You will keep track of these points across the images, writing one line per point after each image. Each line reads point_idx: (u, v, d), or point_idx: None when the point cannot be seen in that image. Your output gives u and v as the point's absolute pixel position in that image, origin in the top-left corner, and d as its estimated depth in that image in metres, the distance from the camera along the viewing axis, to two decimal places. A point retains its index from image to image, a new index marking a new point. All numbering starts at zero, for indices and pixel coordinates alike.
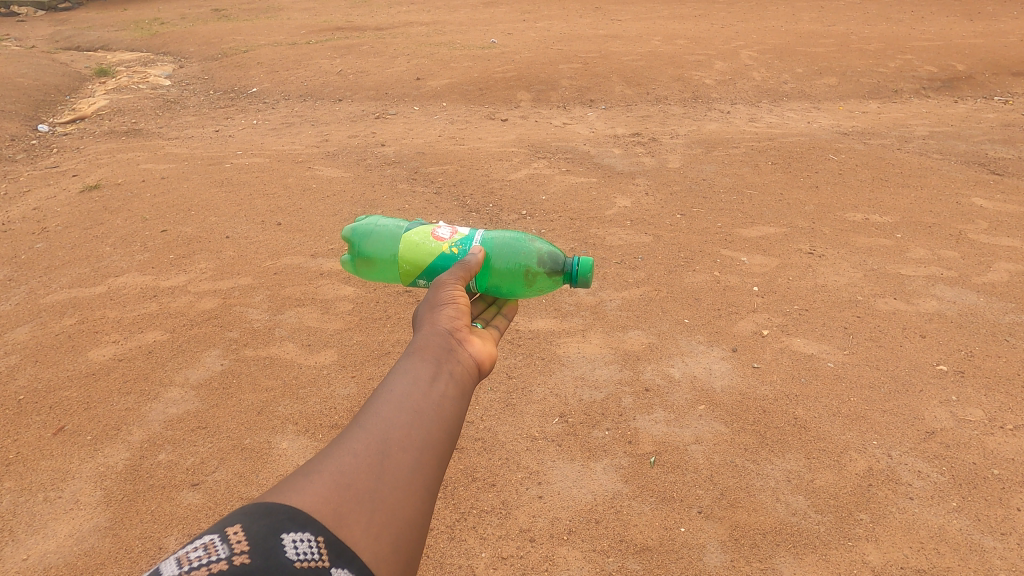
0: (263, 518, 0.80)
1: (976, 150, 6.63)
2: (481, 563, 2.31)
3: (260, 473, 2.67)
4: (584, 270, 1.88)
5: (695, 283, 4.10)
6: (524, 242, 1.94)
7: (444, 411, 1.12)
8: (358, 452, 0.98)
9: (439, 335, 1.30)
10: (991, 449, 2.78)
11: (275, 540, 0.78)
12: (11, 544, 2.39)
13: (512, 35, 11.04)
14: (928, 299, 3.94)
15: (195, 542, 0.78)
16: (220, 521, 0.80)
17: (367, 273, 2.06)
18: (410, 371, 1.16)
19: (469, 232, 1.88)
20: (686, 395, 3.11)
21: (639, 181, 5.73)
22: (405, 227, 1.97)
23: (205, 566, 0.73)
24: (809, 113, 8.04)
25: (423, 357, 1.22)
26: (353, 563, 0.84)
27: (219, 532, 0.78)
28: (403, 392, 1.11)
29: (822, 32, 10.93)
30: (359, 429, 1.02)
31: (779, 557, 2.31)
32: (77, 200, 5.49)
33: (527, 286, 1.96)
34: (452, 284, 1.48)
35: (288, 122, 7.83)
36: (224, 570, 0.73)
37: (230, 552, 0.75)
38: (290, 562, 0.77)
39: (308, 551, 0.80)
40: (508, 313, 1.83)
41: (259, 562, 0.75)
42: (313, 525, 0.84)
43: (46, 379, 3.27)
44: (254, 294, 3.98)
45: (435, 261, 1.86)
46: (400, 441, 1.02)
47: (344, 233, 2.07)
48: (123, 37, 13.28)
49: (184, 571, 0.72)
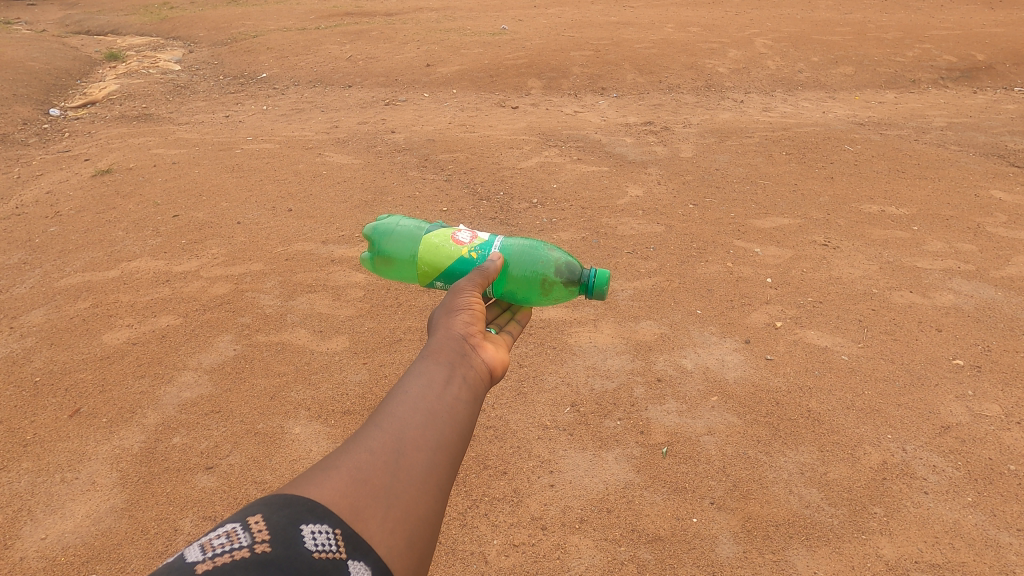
0: (283, 508, 0.80)
1: (996, 142, 6.50)
2: (493, 550, 2.31)
3: (273, 458, 2.69)
4: (600, 282, 1.85)
5: (708, 274, 4.07)
6: (542, 251, 1.90)
7: (457, 414, 1.11)
8: (374, 449, 0.97)
9: (453, 340, 1.29)
10: (1008, 445, 2.75)
11: (294, 531, 0.78)
12: (30, 523, 2.42)
13: (523, 22, 10.93)
14: (945, 293, 3.89)
15: (218, 529, 0.77)
16: (241, 510, 0.80)
17: (385, 271, 2.03)
18: (424, 373, 1.15)
19: (489, 238, 1.89)
20: (698, 386, 3.09)
21: (651, 170, 5.68)
22: (424, 228, 1.95)
23: (228, 553, 0.73)
24: (824, 103, 7.90)
25: (437, 360, 1.21)
26: (369, 556, 0.83)
27: (240, 520, 0.78)
28: (418, 393, 1.10)
29: (839, 20, 10.73)
30: (376, 427, 1.02)
31: (792, 549, 2.30)
32: (89, 184, 5.51)
33: (542, 295, 1.92)
34: (469, 292, 1.47)
35: (298, 108, 7.81)
36: (246, 558, 0.73)
37: (251, 540, 0.75)
38: (308, 553, 0.76)
39: (326, 543, 0.80)
40: (522, 320, 1.88)
41: (279, 551, 0.74)
42: (332, 518, 0.83)
43: (62, 361, 3.30)
44: (266, 280, 3.98)
45: (453, 264, 1.85)
46: (415, 440, 1.02)
47: (365, 230, 2.05)
48: (133, 22, 13.25)
49: (207, 557, 0.72)
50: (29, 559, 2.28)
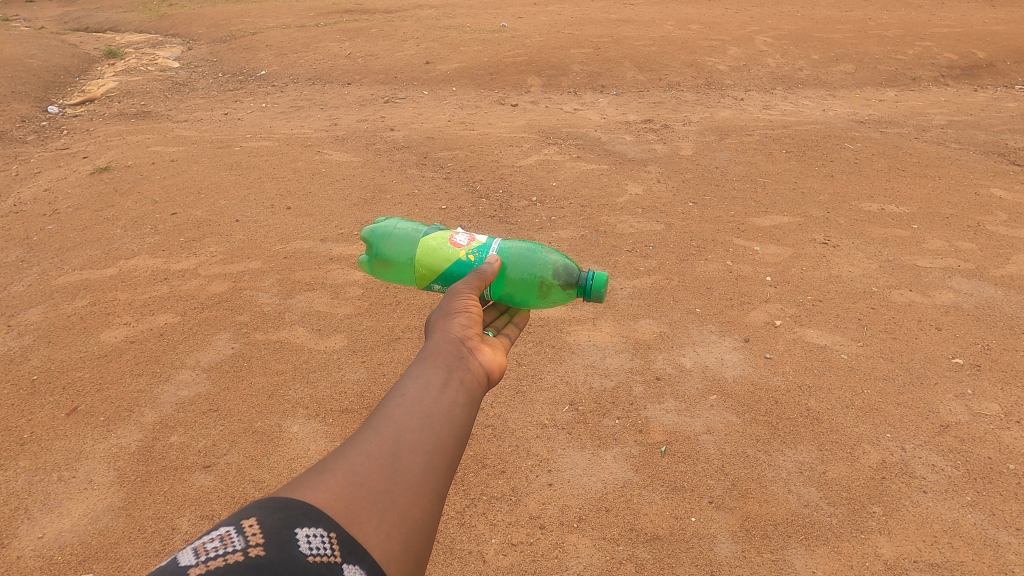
0: (278, 512, 0.79)
1: (996, 140, 6.49)
2: (491, 549, 2.31)
3: (271, 457, 2.68)
4: (598, 285, 1.84)
5: (707, 273, 4.06)
6: (540, 253, 1.89)
7: (455, 417, 1.10)
8: (370, 453, 0.97)
9: (450, 343, 1.28)
10: (1007, 444, 2.74)
11: (289, 535, 0.77)
12: (26, 522, 2.41)
13: (522, 19, 10.90)
14: (945, 291, 3.88)
15: (211, 533, 0.76)
16: (235, 514, 0.79)
17: (383, 273, 2.02)
18: (421, 377, 1.14)
19: (486, 241, 1.86)
20: (697, 385, 3.09)
21: (650, 168, 5.67)
22: (422, 231, 1.94)
23: (221, 557, 0.72)
24: (825, 101, 7.88)
25: (434, 363, 1.20)
26: (364, 560, 0.82)
27: (235, 524, 0.77)
28: (415, 396, 1.09)
29: (839, 18, 10.71)
30: (372, 431, 1.01)
31: (790, 548, 2.30)
32: (87, 182, 5.50)
33: (540, 298, 1.91)
34: (467, 294, 1.47)
35: (297, 105, 7.79)
36: (240, 562, 0.72)
37: (245, 544, 0.74)
38: (303, 556, 0.76)
39: (321, 547, 0.79)
40: (519, 323, 1.86)
41: (273, 555, 0.73)
42: (327, 521, 0.82)
43: (60, 359, 3.29)
44: (265, 278, 3.97)
45: (451, 267, 1.84)
46: (412, 444, 1.01)
47: (363, 233, 2.04)
48: (132, 19, 13.21)
49: (200, 561, 0.71)
50: (26, 558, 2.27)
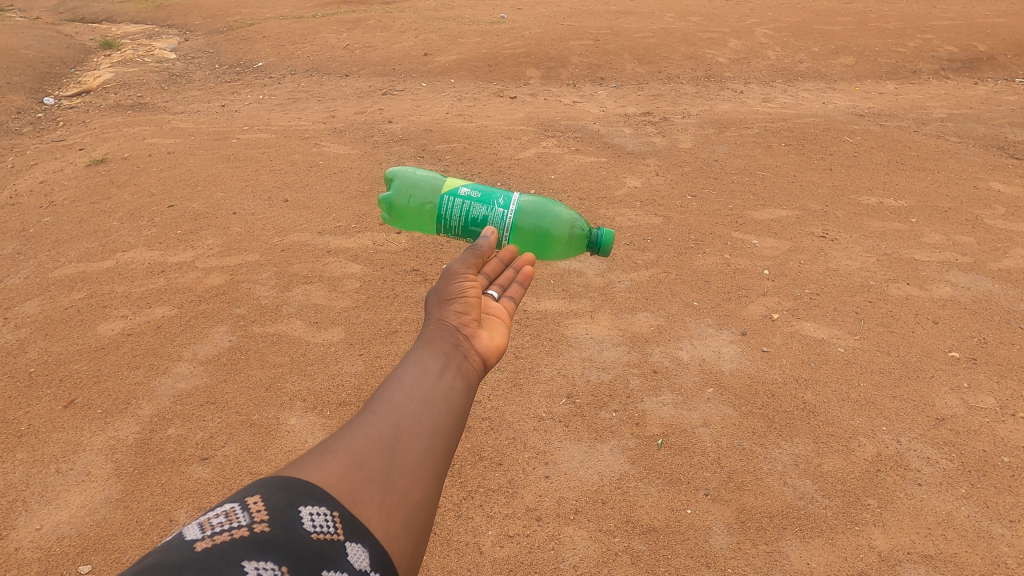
0: (282, 490, 0.80)
1: (996, 133, 6.47)
2: (488, 541, 2.32)
3: (268, 449, 2.68)
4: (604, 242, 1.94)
5: (705, 266, 4.06)
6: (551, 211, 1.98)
7: (454, 400, 1.10)
8: (370, 436, 0.97)
9: (450, 325, 1.27)
10: (1002, 437, 2.76)
11: (293, 512, 0.78)
12: (24, 513, 2.42)
13: (521, 11, 10.82)
14: (942, 285, 3.89)
15: (217, 510, 0.78)
16: (240, 491, 0.80)
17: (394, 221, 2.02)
18: (420, 361, 1.14)
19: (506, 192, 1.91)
20: (694, 377, 3.10)
21: (649, 161, 5.65)
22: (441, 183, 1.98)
23: (227, 532, 0.73)
24: (825, 94, 7.85)
25: (433, 347, 1.19)
26: (367, 539, 0.83)
27: (239, 501, 0.78)
28: (414, 381, 1.09)
29: (840, 10, 10.65)
30: (373, 413, 1.01)
31: (785, 540, 2.31)
32: (84, 174, 5.48)
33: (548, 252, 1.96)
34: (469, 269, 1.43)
35: (294, 97, 7.75)
36: (245, 537, 0.73)
37: (249, 520, 0.75)
38: (307, 533, 0.77)
39: (324, 524, 0.80)
40: (522, 280, 1.60)
41: (278, 531, 0.75)
42: (329, 500, 0.83)
43: (56, 352, 3.29)
44: (262, 271, 3.97)
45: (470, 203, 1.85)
46: (411, 429, 1.01)
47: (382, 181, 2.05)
48: (128, 10, 13.11)
49: (206, 534, 0.72)
50: (24, 550, 2.28)
